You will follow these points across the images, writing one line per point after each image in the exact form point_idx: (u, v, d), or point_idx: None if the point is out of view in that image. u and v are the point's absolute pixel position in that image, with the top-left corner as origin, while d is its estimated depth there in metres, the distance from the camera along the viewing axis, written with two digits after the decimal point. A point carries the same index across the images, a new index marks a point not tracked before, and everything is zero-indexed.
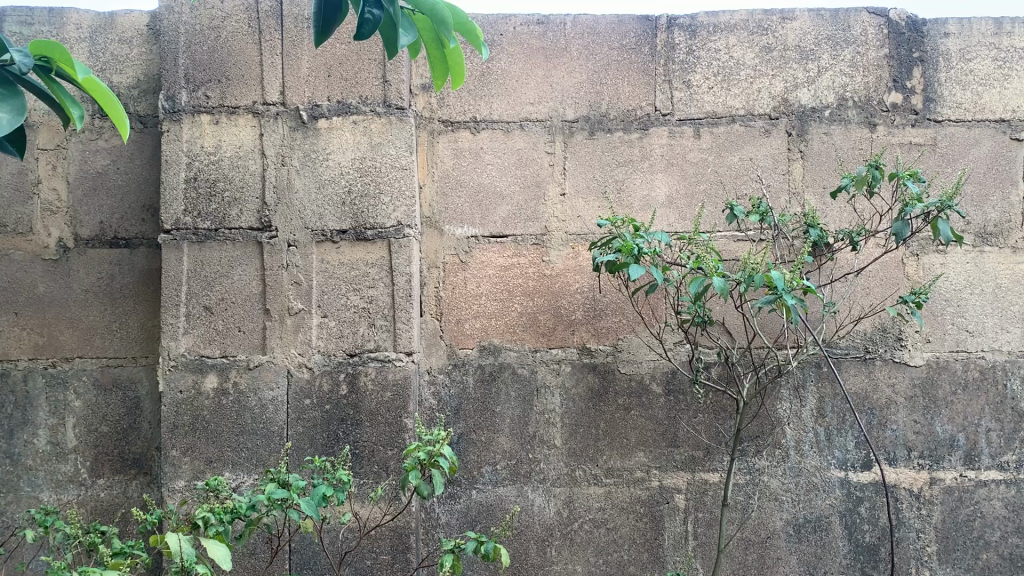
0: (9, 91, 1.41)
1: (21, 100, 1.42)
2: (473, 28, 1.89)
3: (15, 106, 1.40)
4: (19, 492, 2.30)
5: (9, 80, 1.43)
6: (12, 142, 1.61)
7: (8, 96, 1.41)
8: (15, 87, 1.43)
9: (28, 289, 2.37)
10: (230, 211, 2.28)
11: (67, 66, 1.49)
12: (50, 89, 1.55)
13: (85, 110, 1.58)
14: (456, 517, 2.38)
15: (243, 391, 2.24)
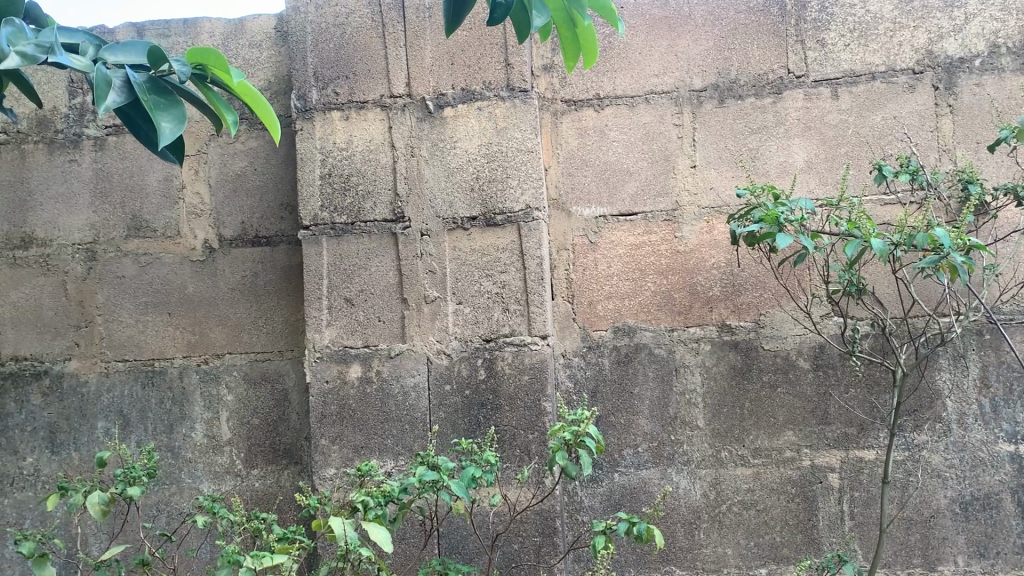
0: (169, 101, 1.46)
1: (181, 109, 1.46)
2: (607, 6, 1.90)
3: (176, 115, 1.44)
4: (181, 483, 2.38)
5: (169, 89, 1.48)
6: (172, 151, 1.68)
7: (169, 106, 1.46)
8: (174, 96, 1.47)
9: (179, 290, 2.46)
10: (364, 205, 2.27)
11: (223, 73, 1.55)
12: (207, 97, 1.60)
13: (239, 116, 1.63)
14: (599, 500, 2.34)
15: (386, 380, 2.23)
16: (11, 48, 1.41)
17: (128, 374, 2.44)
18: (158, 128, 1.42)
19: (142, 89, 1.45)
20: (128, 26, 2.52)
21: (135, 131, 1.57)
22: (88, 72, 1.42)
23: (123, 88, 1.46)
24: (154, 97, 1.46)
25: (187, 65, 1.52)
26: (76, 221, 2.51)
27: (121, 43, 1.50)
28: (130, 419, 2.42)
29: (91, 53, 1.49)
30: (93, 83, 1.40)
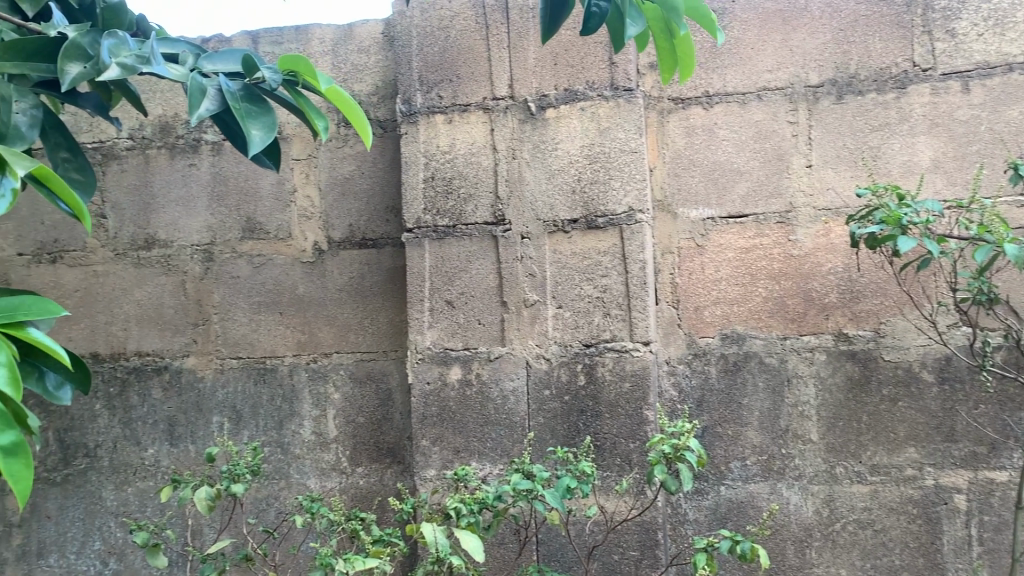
0: (260, 108, 1.49)
1: (271, 116, 1.49)
2: (708, 15, 1.86)
3: (266, 123, 1.48)
4: (289, 478, 2.42)
5: (262, 97, 1.52)
6: (267, 155, 1.74)
7: (261, 113, 1.49)
8: (266, 103, 1.51)
9: (290, 290, 2.51)
10: (466, 208, 2.26)
11: (312, 78, 1.55)
12: (298, 102, 1.63)
13: (330, 123, 1.64)
14: (704, 514, 2.25)
15: (485, 383, 2.20)
16: (113, 59, 1.48)
17: (241, 372, 2.49)
18: (248, 135, 1.45)
19: (235, 98, 1.49)
20: (244, 35, 2.60)
21: (232, 138, 1.62)
22: (184, 81, 1.47)
23: (218, 97, 1.51)
24: (246, 105, 1.50)
25: (279, 72, 1.53)
26: (194, 222, 2.58)
27: (219, 53, 1.56)
28: (242, 414, 2.47)
29: (189, 62, 1.55)
30: (189, 92, 1.46)
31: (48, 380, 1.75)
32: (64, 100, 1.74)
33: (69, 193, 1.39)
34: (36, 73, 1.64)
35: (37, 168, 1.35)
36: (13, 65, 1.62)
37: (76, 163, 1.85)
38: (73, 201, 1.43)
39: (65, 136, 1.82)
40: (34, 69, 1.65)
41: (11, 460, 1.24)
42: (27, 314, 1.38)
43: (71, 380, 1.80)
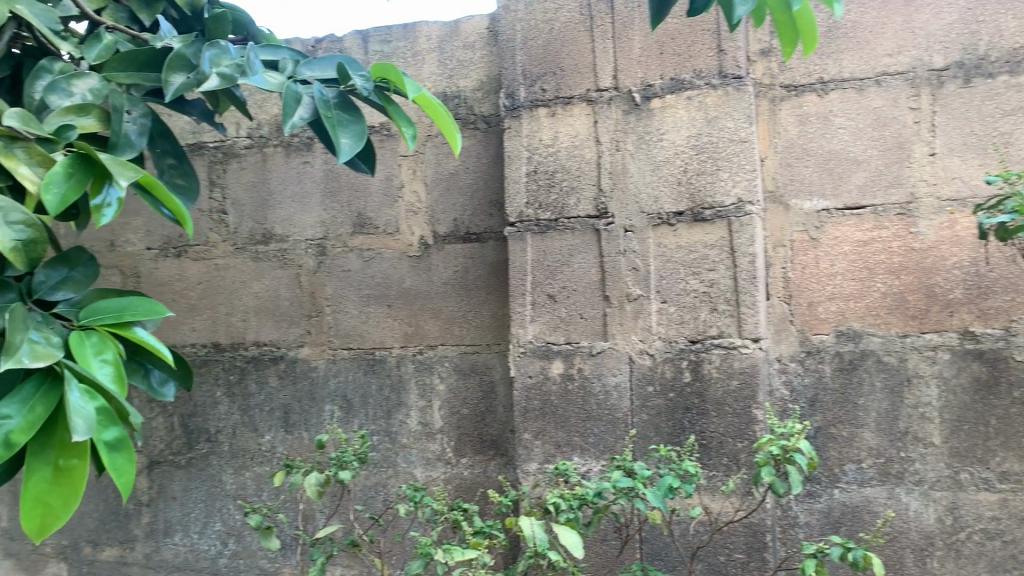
0: (351, 118, 1.57)
1: (361, 126, 1.56)
2: None
3: (355, 132, 1.55)
4: (396, 467, 2.47)
5: (354, 106, 1.59)
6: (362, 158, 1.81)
7: (351, 123, 1.56)
8: (357, 113, 1.58)
9: (398, 283, 2.55)
10: (569, 201, 2.24)
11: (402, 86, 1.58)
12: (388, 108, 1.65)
13: (418, 134, 1.67)
14: (816, 517, 2.17)
15: (588, 378, 2.19)
16: (213, 68, 1.56)
17: (352, 362, 2.56)
18: (337, 145, 1.54)
19: (328, 107, 1.57)
20: (354, 34, 2.66)
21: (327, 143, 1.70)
22: (280, 90, 1.54)
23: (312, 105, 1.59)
24: (338, 113, 1.58)
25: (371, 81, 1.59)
26: (308, 218, 2.66)
27: (316, 61, 1.64)
28: (352, 403, 2.53)
29: (288, 70, 1.63)
30: (283, 102, 1.53)
31: (154, 376, 1.81)
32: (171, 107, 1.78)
33: (169, 197, 1.47)
34: (147, 82, 1.74)
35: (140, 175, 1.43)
36: (126, 75, 1.72)
37: (181, 170, 1.95)
38: (173, 204, 1.50)
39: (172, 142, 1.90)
40: (146, 78, 1.74)
41: (114, 453, 1.33)
42: (132, 315, 1.48)
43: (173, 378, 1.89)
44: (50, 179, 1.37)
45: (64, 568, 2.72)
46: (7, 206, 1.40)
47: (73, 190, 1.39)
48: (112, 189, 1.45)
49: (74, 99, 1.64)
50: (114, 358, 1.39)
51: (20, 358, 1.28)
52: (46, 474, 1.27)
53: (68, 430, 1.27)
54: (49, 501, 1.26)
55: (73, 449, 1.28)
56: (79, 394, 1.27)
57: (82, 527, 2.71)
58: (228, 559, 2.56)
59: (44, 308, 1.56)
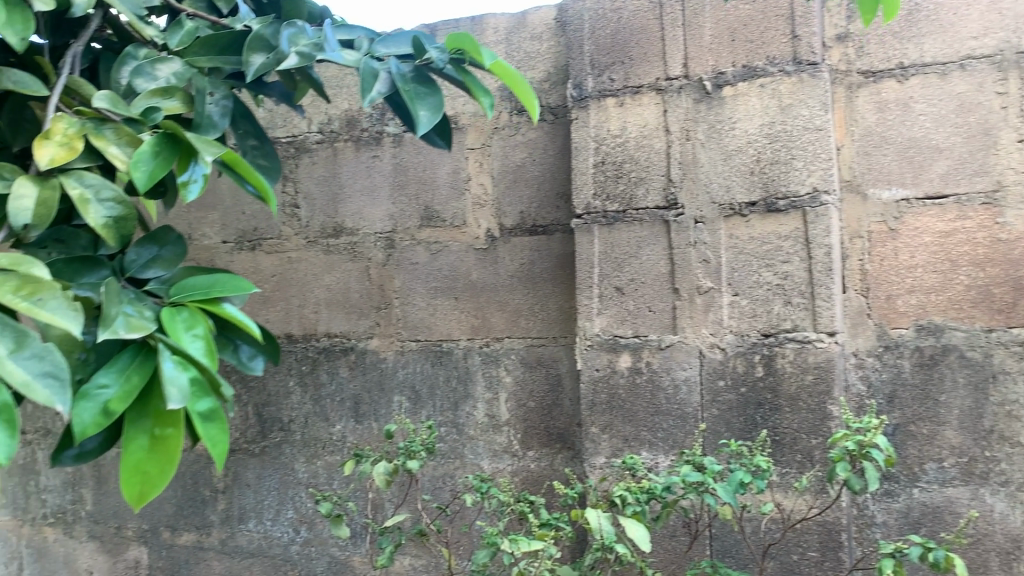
0: (428, 91, 1.57)
1: (438, 98, 1.57)
2: None
3: (433, 105, 1.56)
4: (464, 458, 2.47)
5: (430, 78, 1.59)
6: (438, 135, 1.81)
7: (428, 95, 1.57)
8: (434, 85, 1.58)
9: (465, 276, 2.55)
10: (637, 192, 2.21)
11: (477, 56, 1.55)
12: (464, 80, 1.64)
13: (495, 100, 1.65)
14: (894, 517, 2.10)
15: (656, 371, 2.15)
16: (292, 48, 1.59)
17: (420, 354, 2.57)
18: (416, 118, 1.55)
19: (404, 81, 1.58)
20: (422, 28, 2.67)
21: (404, 117, 1.71)
22: (358, 68, 1.56)
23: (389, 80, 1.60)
24: (415, 87, 1.58)
25: (446, 52, 1.58)
26: (377, 211, 2.67)
27: (390, 36, 1.65)
28: (420, 395, 2.55)
29: (364, 47, 1.65)
30: (362, 78, 1.54)
31: (241, 351, 1.73)
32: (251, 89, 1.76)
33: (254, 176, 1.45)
34: (227, 65, 1.71)
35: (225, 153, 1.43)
36: (206, 60, 1.70)
37: (262, 150, 1.96)
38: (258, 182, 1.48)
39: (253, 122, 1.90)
40: (226, 62, 1.73)
41: (208, 424, 1.32)
42: (221, 290, 1.44)
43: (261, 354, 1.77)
44: (138, 156, 1.37)
45: (144, 552, 2.80)
46: (98, 184, 1.41)
47: (161, 167, 1.39)
48: (197, 167, 1.44)
49: (156, 83, 1.64)
50: (205, 333, 1.36)
51: (115, 330, 1.27)
52: (142, 443, 1.27)
53: (162, 399, 1.27)
54: (147, 470, 1.27)
55: (168, 418, 1.28)
56: (171, 364, 1.26)
57: (161, 512, 2.79)
58: (300, 546, 2.61)
59: (136, 286, 1.55)
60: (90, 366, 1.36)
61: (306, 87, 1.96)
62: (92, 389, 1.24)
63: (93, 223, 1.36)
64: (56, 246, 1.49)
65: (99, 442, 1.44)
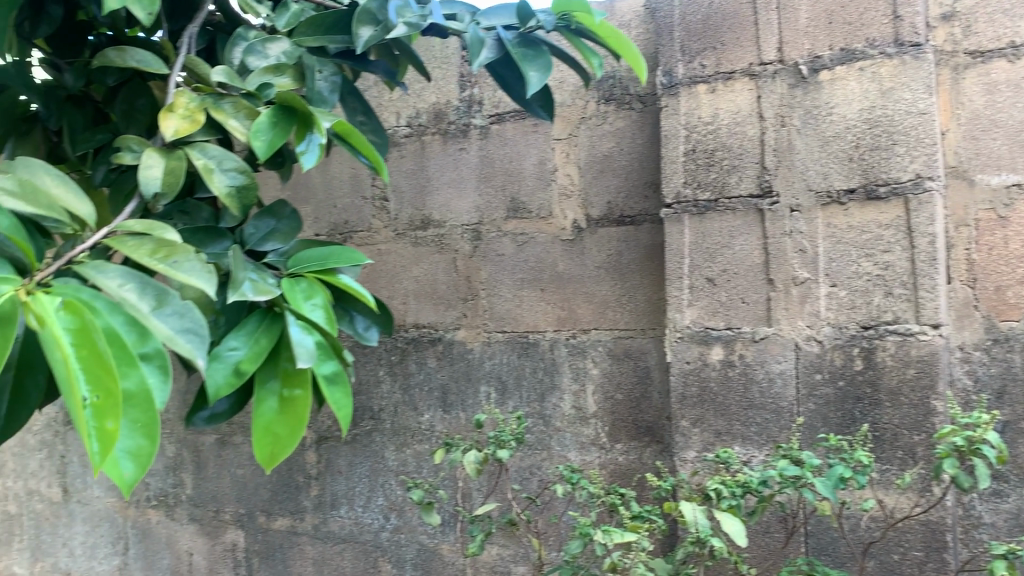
0: (536, 51, 1.49)
1: (547, 57, 1.48)
2: None
3: (543, 64, 1.47)
4: (551, 450, 2.46)
5: (537, 41, 1.51)
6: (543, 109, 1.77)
7: (537, 56, 1.49)
8: (541, 46, 1.50)
9: (551, 267, 2.52)
10: (729, 180, 2.16)
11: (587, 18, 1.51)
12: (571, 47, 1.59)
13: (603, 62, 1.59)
14: (1003, 518, 2.01)
15: (750, 365, 2.11)
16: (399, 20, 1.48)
17: (507, 345, 2.56)
18: (526, 78, 1.46)
19: (512, 45, 1.50)
20: None
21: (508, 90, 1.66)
22: (464, 34, 1.49)
23: (495, 47, 1.52)
24: (523, 49, 1.50)
25: (554, 15, 1.52)
26: (464, 204, 2.68)
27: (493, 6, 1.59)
28: (507, 385, 2.55)
29: (467, 19, 1.58)
30: (469, 43, 1.48)
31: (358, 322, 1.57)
32: (357, 67, 1.65)
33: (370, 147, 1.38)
34: (333, 45, 1.60)
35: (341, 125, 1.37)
36: (315, 39, 1.59)
37: (370, 126, 1.80)
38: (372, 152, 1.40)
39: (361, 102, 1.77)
40: (333, 41, 1.61)
41: (332, 388, 1.29)
42: (336, 262, 1.36)
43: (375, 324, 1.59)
44: (257, 127, 1.32)
45: (241, 535, 2.89)
46: (221, 155, 1.37)
47: (278, 137, 1.34)
48: (313, 137, 1.38)
49: (270, 61, 1.51)
50: (325, 303, 1.30)
51: (243, 293, 1.25)
52: (272, 405, 1.24)
53: (289, 362, 1.25)
54: (277, 431, 1.22)
55: (296, 380, 1.24)
56: (297, 327, 1.23)
57: (257, 497, 2.86)
58: (391, 533, 2.65)
59: (255, 259, 1.50)
60: (220, 328, 1.39)
61: (408, 67, 1.84)
62: (223, 351, 1.24)
63: (216, 192, 1.31)
64: (181, 218, 1.49)
65: (229, 403, 1.44)
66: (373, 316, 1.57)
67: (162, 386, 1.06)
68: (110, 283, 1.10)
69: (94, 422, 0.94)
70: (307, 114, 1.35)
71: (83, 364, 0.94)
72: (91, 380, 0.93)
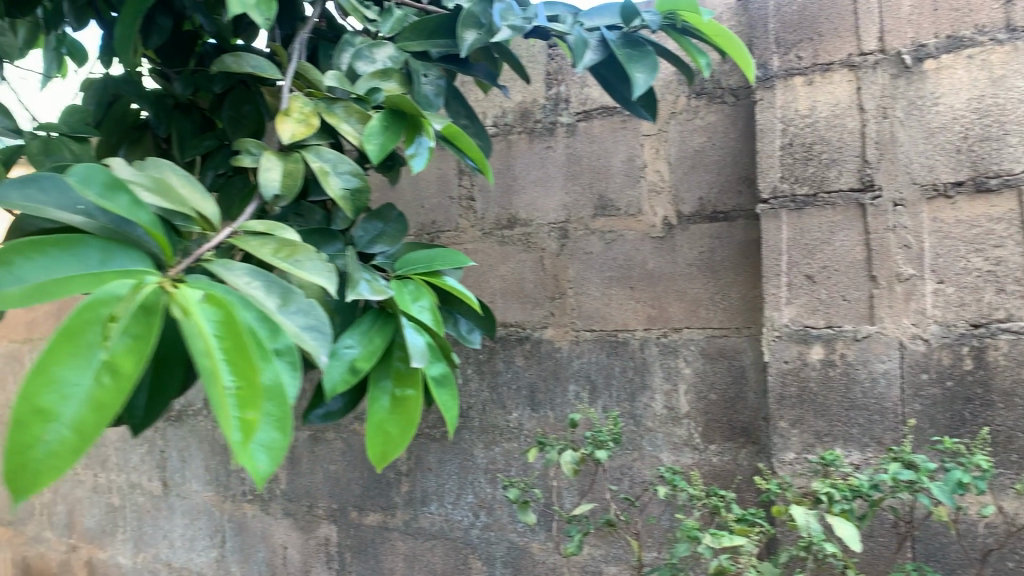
0: (642, 51, 1.46)
1: (653, 58, 1.45)
2: None
3: (649, 65, 1.45)
4: (642, 450, 2.38)
5: (641, 41, 1.48)
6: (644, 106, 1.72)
7: (642, 56, 1.46)
8: (646, 46, 1.47)
9: (640, 266, 2.44)
10: (829, 173, 1.93)
11: (693, 16, 1.49)
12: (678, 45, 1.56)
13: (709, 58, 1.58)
14: None
15: (852, 363, 1.88)
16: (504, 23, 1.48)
17: (595, 344, 2.49)
18: (632, 80, 1.43)
19: (616, 45, 1.48)
20: None
21: (611, 92, 1.63)
22: (567, 37, 1.50)
23: (598, 48, 1.51)
24: (627, 50, 1.47)
25: (658, 15, 1.51)
26: (551, 202, 2.61)
27: (596, 7, 1.58)
28: (596, 384, 2.47)
29: (568, 21, 1.57)
30: (573, 45, 1.48)
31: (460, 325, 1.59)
32: (459, 71, 1.64)
33: (477, 150, 1.39)
34: (436, 50, 1.58)
35: (448, 128, 1.38)
36: (419, 44, 1.57)
37: (472, 129, 1.79)
38: (479, 156, 1.42)
39: (464, 106, 1.75)
40: (435, 46, 1.59)
41: (442, 390, 1.27)
42: (442, 264, 1.38)
43: (478, 327, 1.60)
44: (369, 131, 1.33)
45: (334, 530, 2.93)
46: (336, 159, 1.35)
47: (390, 140, 1.35)
48: (423, 139, 1.41)
49: (376, 66, 1.52)
50: (431, 305, 1.31)
51: (359, 293, 1.27)
52: (384, 404, 1.22)
53: (402, 360, 1.25)
54: (390, 431, 1.20)
55: (409, 379, 1.23)
56: (409, 327, 1.23)
57: (349, 493, 2.90)
58: (480, 530, 2.64)
59: (363, 261, 1.53)
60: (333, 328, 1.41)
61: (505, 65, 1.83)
62: (338, 350, 1.24)
63: (332, 194, 1.30)
64: (296, 220, 1.50)
65: (343, 402, 1.45)
66: (476, 319, 1.59)
67: (295, 383, 0.90)
68: (232, 278, 0.93)
69: (235, 411, 0.77)
70: (417, 118, 1.38)
71: (223, 349, 0.78)
72: (234, 366, 0.78)
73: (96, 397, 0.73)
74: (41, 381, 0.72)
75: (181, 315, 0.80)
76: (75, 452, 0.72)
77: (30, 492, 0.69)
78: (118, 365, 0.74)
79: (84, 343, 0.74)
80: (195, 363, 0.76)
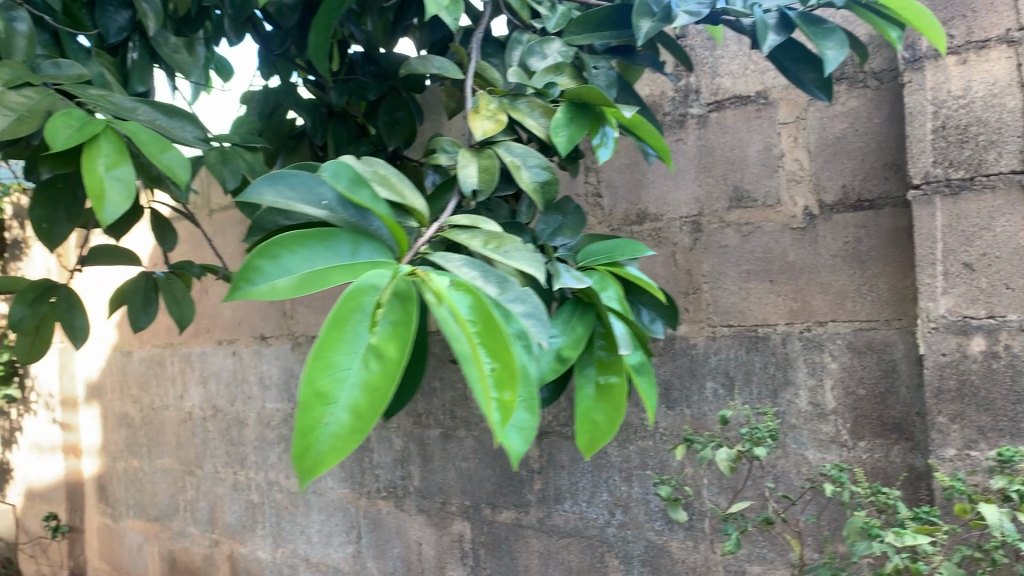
0: (828, 28, 1.43)
1: (841, 33, 1.42)
2: None
3: (839, 41, 1.42)
4: (786, 447, 2.11)
5: (824, 17, 1.45)
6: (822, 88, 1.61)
7: (829, 33, 1.43)
8: (831, 22, 1.44)
9: (780, 258, 2.15)
10: (987, 156, 1.67)
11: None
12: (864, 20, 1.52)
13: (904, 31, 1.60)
14: None
15: (1019, 355, 1.63)
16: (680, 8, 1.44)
17: (733, 339, 2.21)
18: (822, 58, 1.41)
19: (798, 22, 1.45)
20: None
21: (786, 73, 1.60)
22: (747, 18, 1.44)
23: (778, 27, 1.46)
24: (811, 28, 1.45)
25: None
26: (683, 195, 2.32)
27: None
28: (737, 380, 2.20)
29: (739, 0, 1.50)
30: (754, 27, 1.43)
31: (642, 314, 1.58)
32: (626, 61, 1.64)
33: (657, 136, 1.38)
34: (599, 41, 1.57)
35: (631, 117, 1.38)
36: (585, 38, 1.56)
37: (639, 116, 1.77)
38: (659, 144, 1.41)
39: (635, 98, 1.68)
40: (602, 38, 1.57)
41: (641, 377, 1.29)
42: (623, 255, 1.37)
43: (661, 316, 1.58)
44: (556, 123, 1.35)
45: (468, 526, 2.87)
46: (524, 152, 1.37)
47: (577, 132, 1.36)
48: (607, 129, 1.42)
49: (548, 61, 1.52)
50: (618, 294, 1.30)
51: (561, 284, 1.25)
52: (589, 392, 1.25)
53: (604, 349, 1.26)
54: (596, 419, 1.23)
55: (612, 367, 1.25)
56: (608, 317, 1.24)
57: (482, 490, 2.82)
58: (617, 529, 2.47)
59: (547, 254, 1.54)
60: None
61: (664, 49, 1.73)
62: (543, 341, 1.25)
63: (525, 188, 1.32)
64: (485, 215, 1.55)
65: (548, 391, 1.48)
66: (659, 308, 1.56)
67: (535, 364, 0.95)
68: (453, 268, 0.95)
69: (494, 392, 0.80)
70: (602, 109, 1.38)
71: (478, 333, 0.81)
72: (490, 348, 0.81)
73: (367, 381, 0.77)
74: (319, 366, 0.77)
75: (434, 301, 0.84)
76: (352, 433, 0.75)
77: (317, 473, 0.73)
78: (383, 351, 0.79)
79: (352, 330, 0.79)
80: (454, 348, 0.79)
